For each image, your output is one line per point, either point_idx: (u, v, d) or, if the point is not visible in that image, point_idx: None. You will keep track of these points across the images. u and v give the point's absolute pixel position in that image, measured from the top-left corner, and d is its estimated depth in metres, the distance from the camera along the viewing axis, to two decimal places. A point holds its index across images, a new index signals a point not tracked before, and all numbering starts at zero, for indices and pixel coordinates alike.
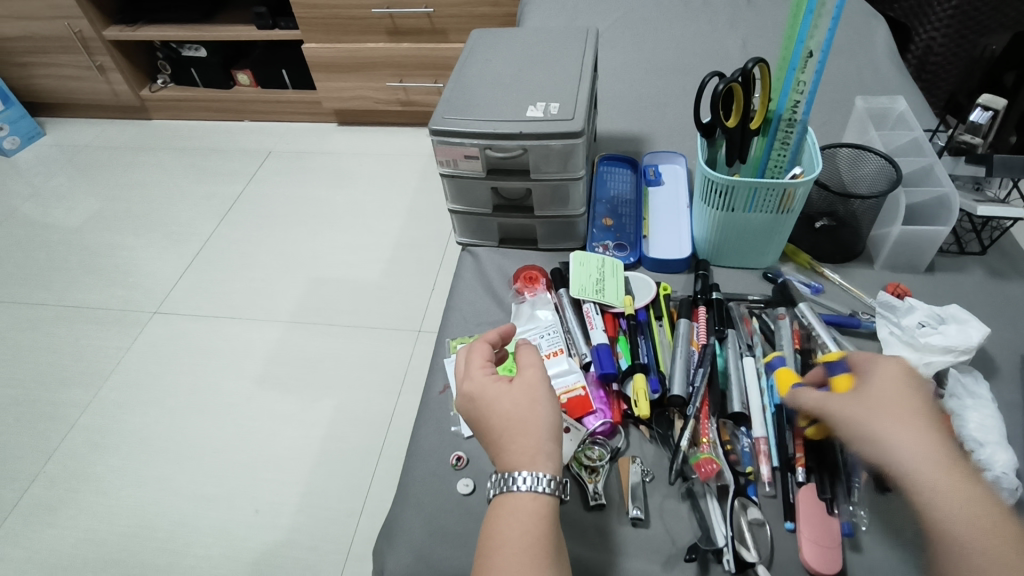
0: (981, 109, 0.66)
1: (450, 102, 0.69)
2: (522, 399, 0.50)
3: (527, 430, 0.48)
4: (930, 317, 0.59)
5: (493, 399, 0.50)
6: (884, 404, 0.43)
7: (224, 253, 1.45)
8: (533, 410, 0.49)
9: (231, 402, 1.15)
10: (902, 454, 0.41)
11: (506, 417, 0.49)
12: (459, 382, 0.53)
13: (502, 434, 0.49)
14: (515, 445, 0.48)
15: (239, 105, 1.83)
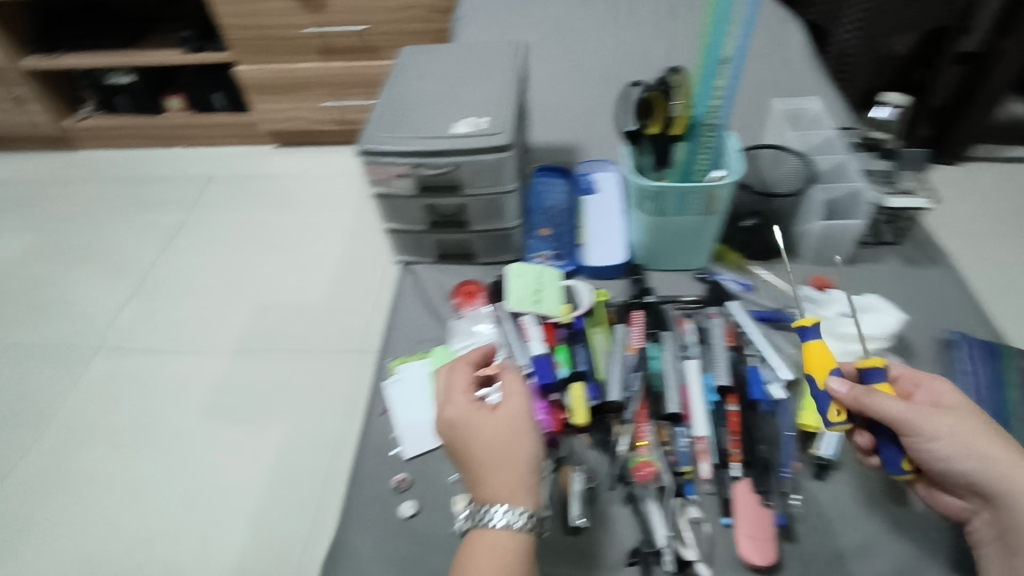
0: (885, 107, 0.72)
1: (379, 121, 0.68)
2: (506, 430, 0.50)
3: (508, 463, 0.49)
4: (851, 304, 0.62)
5: (475, 428, 0.51)
6: (973, 422, 0.48)
7: (161, 284, 1.39)
8: (515, 442, 0.50)
9: (172, 439, 1.10)
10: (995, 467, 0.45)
11: (488, 449, 0.50)
12: (442, 406, 0.53)
13: (482, 466, 0.49)
14: (496, 478, 0.49)
15: (170, 131, 1.77)
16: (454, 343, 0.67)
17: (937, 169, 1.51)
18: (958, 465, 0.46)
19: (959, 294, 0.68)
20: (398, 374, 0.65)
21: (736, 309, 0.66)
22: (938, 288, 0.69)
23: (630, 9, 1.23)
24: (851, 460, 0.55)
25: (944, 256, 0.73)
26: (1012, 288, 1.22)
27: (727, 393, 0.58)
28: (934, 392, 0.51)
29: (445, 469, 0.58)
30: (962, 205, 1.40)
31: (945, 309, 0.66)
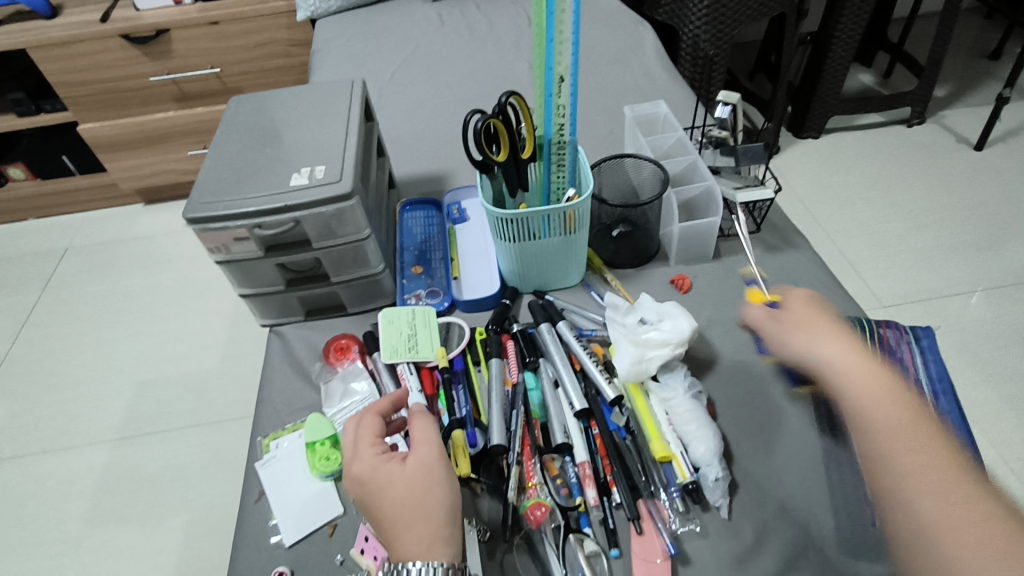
0: (722, 105, 0.73)
1: (206, 186, 0.63)
2: (420, 479, 0.46)
3: (422, 516, 0.44)
4: (654, 313, 0.62)
5: (385, 483, 0.46)
6: (830, 327, 0.49)
7: (25, 376, 1.25)
8: (428, 493, 0.45)
9: (54, 552, 0.99)
10: (831, 363, 0.47)
11: (401, 502, 0.45)
12: (349, 462, 0.48)
13: (394, 523, 0.45)
14: (410, 533, 0.44)
15: (18, 204, 1.61)
16: (329, 409, 0.63)
17: (802, 144, 1.60)
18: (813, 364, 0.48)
19: (819, 274, 0.71)
20: (270, 453, 0.60)
21: (564, 327, 0.64)
22: (799, 270, 0.71)
23: (488, 25, 1.22)
24: (741, 457, 0.55)
25: (802, 238, 0.76)
26: (880, 248, 1.31)
27: (589, 418, 0.57)
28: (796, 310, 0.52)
29: (330, 550, 0.53)
30: (827, 175, 1.50)
31: (807, 291, 0.69)
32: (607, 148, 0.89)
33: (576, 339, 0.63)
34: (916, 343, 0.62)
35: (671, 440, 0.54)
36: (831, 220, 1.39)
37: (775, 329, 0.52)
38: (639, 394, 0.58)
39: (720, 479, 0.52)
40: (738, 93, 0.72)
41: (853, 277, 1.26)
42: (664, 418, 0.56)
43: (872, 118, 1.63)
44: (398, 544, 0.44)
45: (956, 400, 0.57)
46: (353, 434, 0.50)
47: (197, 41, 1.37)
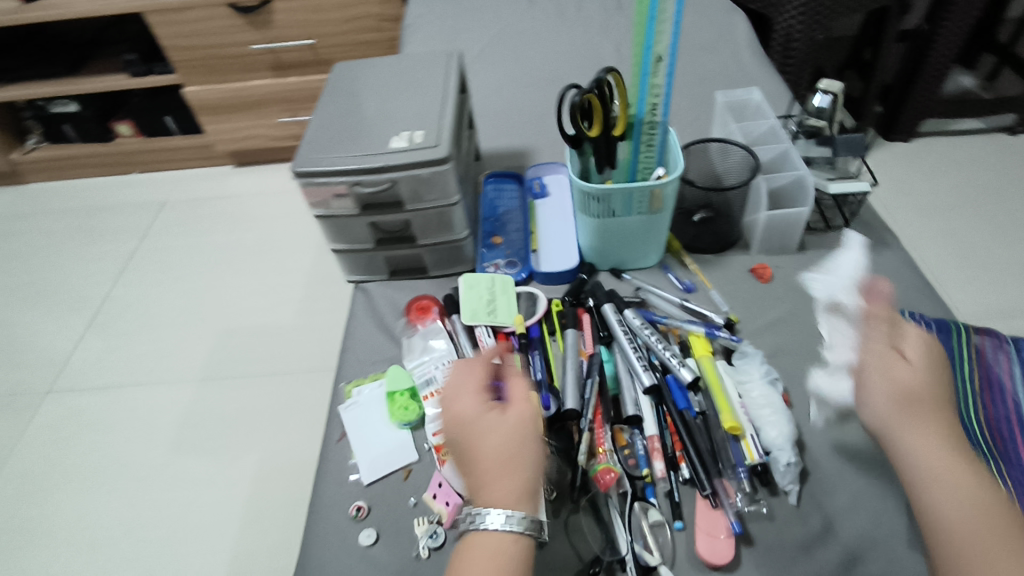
0: (822, 94, 0.72)
1: (314, 144, 0.67)
2: (519, 433, 0.48)
3: (514, 469, 0.46)
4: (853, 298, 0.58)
5: (486, 430, 0.48)
6: (926, 374, 0.44)
7: (122, 316, 1.36)
8: (523, 447, 0.47)
9: (139, 476, 1.07)
10: (910, 409, 0.43)
11: (494, 451, 0.47)
12: (455, 402, 0.50)
13: (484, 469, 0.47)
14: (499, 483, 0.46)
15: (125, 157, 1.73)
16: (408, 362, 0.65)
17: (891, 146, 1.53)
18: (873, 409, 0.44)
19: (910, 274, 0.69)
20: (353, 398, 0.64)
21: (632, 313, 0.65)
22: (889, 269, 0.69)
23: (578, 6, 1.22)
24: (815, 448, 0.55)
25: (893, 236, 0.73)
26: (969, 258, 1.23)
27: (660, 395, 0.58)
28: (907, 345, 0.47)
29: (404, 493, 0.56)
30: (917, 180, 1.43)
31: (897, 291, 0.67)
32: (693, 134, 0.89)
33: (641, 326, 0.64)
34: (1015, 354, 0.60)
35: (742, 415, 0.55)
36: (919, 227, 1.32)
37: (866, 358, 0.47)
38: (711, 370, 0.59)
39: (790, 465, 0.52)
40: (840, 82, 0.71)
41: (936, 287, 1.19)
42: (740, 398, 0.56)
43: (970, 123, 1.54)
44: (486, 489, 0.46)
45: None
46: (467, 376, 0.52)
47: (296, 12, 1.43)
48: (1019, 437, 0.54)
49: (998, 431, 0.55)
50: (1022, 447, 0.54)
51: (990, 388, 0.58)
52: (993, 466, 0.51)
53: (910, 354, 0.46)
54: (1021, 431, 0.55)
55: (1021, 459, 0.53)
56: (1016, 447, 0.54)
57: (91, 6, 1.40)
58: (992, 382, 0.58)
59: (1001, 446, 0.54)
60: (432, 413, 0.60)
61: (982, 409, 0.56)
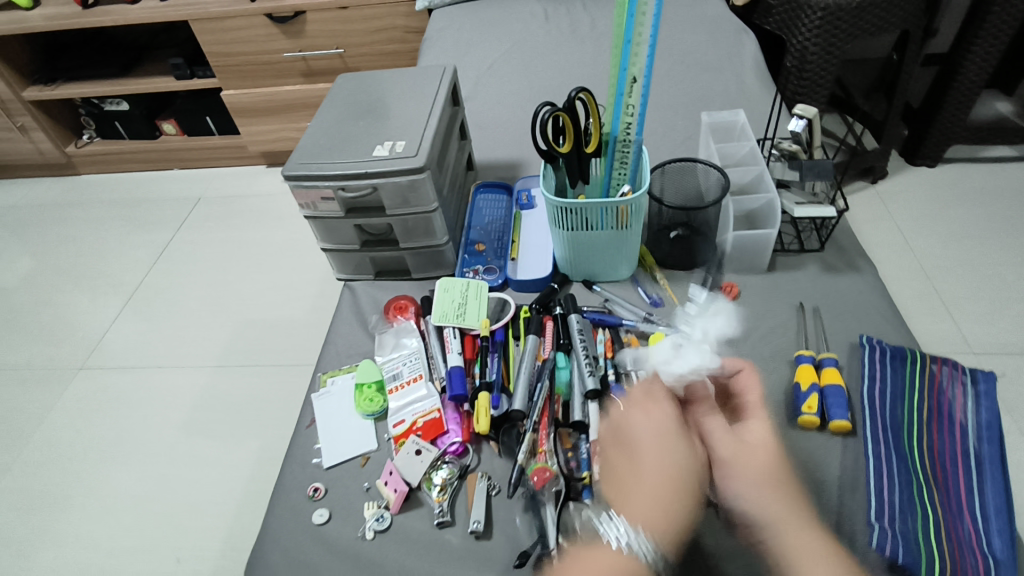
0: (797, 118, 0.72)
1: (306, 149, 0.72)
2: (674, 464, 0.46)
3: (672, 489, 0.45)
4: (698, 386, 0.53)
5: (651, 448, 0.47)
6: (774, 458, 0.47)
7: (152, 302, 1.45)
8: (683, 476, 0.45)
9: (152, 452, 1.15)
10: (772, 493, 0.45)
11: (658, 470, 0.46)
12: (630, 420, 0.50)
13: (639, 482, 0.45)
14: (650, 497, 0.44)
15: (167, 154, 1.85)
16: (380, 357, 0.70)
17: (913, 171, 1.49)
18: (745, 497, 0.45)
19: (877, 299, 0.69)
20: (327, 387, 0.69)
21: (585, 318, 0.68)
22: (856, 293, 0.70)
23: (590, 24, 1.26)
24: None
25: (867, 262, 0.74)
26: (985, 290, 1.21)
27: (606, 400, 0.61)
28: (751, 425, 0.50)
29: (359, 478, 0.60)
30: (937, 206, 1.40)
31: (859, 315, 0.68)
32: (682, 153, 0.91)
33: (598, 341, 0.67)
34: (972, 387, 0.59)
35: None
36: (934, 254, 1.29)
37: (713, 446, 0.49)
38: None
39: None
40: (815, 107, 0.72)
41: (943, 317, 1.17)
42: None
43: (999, 150, 1.50)
44: (629, 502, 0.44)
45: (1000, 451, 0.55)
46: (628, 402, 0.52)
47: (327, 23, 1.50)
48: (961, 469, 0.55)
49: (940, 461, 0.55)
50: (963, 481, 0.54)
51: (939, 418, 0.58)
52: (926, 495, 0.52)
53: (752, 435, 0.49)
54: (963, 463, 0.55)
55: (959, 490, 0.53)
56: (957, 479, 0.54)
57: (142, 13, 1.51)
58: (942, 412, 0.58)
59: (941, 477, 0.54)
60: (395, 406, 0.64)
61: (927, 437, 0.57)
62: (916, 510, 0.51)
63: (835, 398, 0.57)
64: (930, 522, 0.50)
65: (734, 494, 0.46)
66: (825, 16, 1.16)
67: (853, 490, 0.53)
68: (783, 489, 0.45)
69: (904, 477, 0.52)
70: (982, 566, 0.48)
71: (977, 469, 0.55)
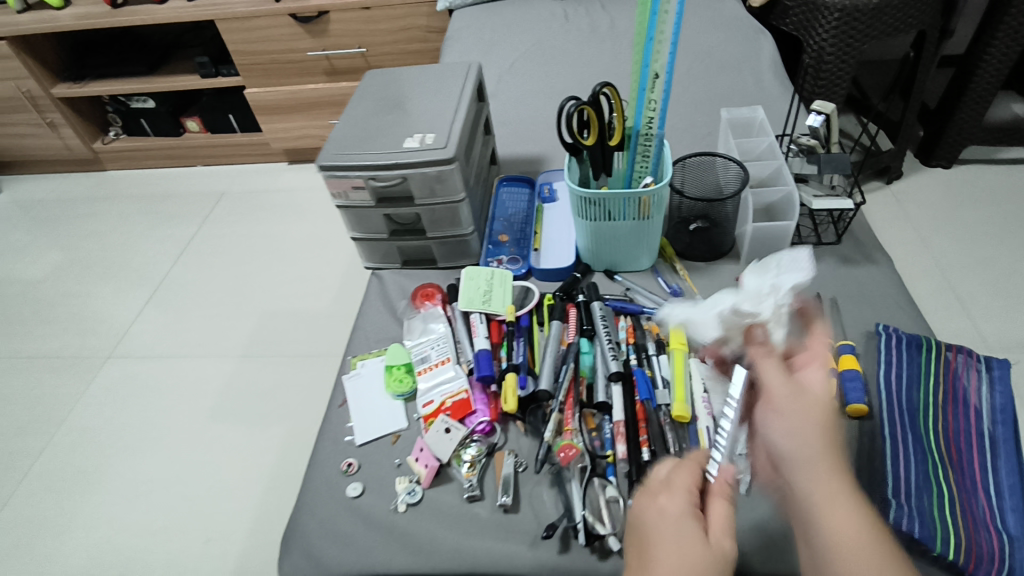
0: (816, 114, 0.75)
1: (339, 141, 0.75)
2: (701, 548, 0.39)
3: (686, 574, 0.38)
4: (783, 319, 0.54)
5: (669, 527, 0.41)
6: (827, 425, 0.41)
7: (178, 294, 1.49)
8: (703, 563, 0.38)
9: (179, 437, 1.18)
10: (813, 453, 0.40)
11: (675, 550, 0.39)
12: (650, 500, 0.43)
13: (653, 557, 0.39)
14: (665, 572, 0.38)
15: (191, 151, 1.89)
16: (408, 341, 0.72)
17: (929, 172, 1.50)
18: (787, 439, 0.41)
19: (893, 290, 0.71)
20: (357, 369, 0.71)
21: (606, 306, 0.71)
22: (873, 284, 0.72)
23: (610, 24, 1.28)
24: None
25: (884, 254, 0.76)
26: (1000, 289, 1.22)
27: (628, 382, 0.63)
28: (809, 376, 0.46)
29: (390, 454, 0.63)
30: (952, 206, 1.41)
31: (876, 305, 0.69)
32: (701, 149, 0.93)
33: (620, 329, 0.70)
34: (987, 373, 0.61)
35: (700, 409, 0.60)
36: (949, 253, 1.30)
37: (768, 387, 0.45)
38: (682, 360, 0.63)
39: None
40: (833, 103, 0.74)
41: (959, 315, 1.19)
42: (705, 392, 0.61)
43: (1015, 151, 1.51)
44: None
45: (1014, 433, 0.57)
46: (665, 471, 0.46)
47: (351, 23, 1.54)
48: (975, 450, 0.56)
49: (955, 443, 0.57)
50: (977, 461, 0.56)
51: (954, 402, 0.60)
52: (941, 475, 0.53)
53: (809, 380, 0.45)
54: (977, 444, 0.57)
55: (974, 470, 0.55)
56: (971, 460, 0.56)
57: (171, 13, 1.55)
58: (957, 396, 0.60)
59: (955, 457, 0.56)
60: (424, 387, 0.67)
61: (943, 419, 0.58)
62: (931, 488, 0.52)
63: (851, 382, 0.59)
64: (944, 500, 0.52)
65: (779, 459, 0.41)
66: (842, 17, 1.17)
67: (871, 469, 0.54)
68: (832, 444, 0.40)
69: (920, 458, 0.54)
70: (996, 540, 0.50)
71: (991, 449, 0.56)
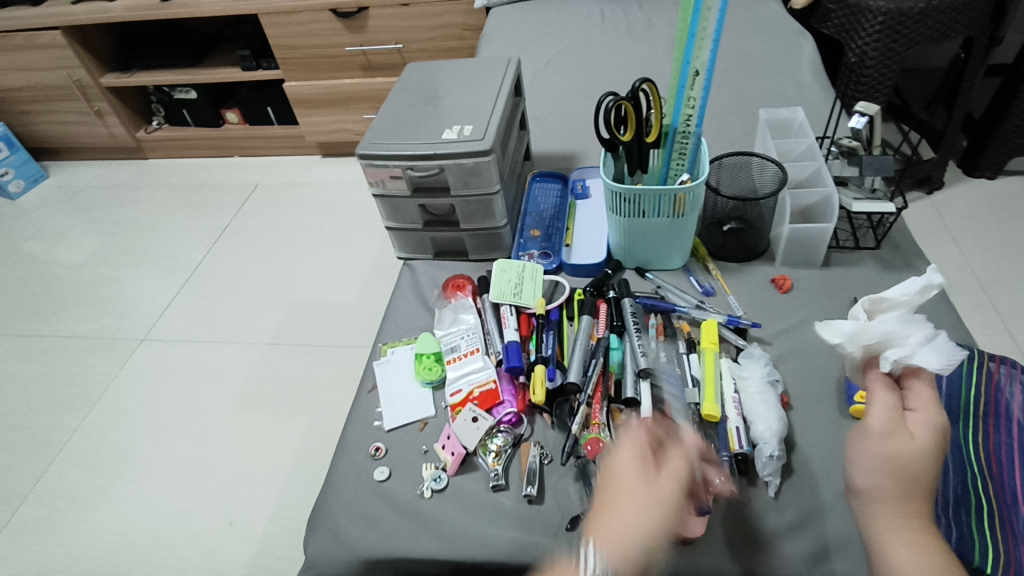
0: (858, 115, 0.73)
1: (378, 130, 0.76)
2: (645, 488, 0.44)
3: (629, 512, 0.43)
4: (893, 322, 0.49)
5: (620, 472, 0.45)
6: (928, 441, 0.45)
7: (211, 281, 1.53)
8: (646, 506, 0.43)
9: (208, 420, 1.21)
10: (899, 476, 0.44)
11: (622, 495, 0.44)
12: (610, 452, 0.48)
13: (605, 504, 0.44)
14: (608, 517, 0.43)
15: (229, 142, 1.93)
16: (439, 330, 0.73)
17: (972, 183, 1.46)
18: (864, 474, 0.45)
19: (934, 298, 0.69)
20: (388, 356, 0.72)
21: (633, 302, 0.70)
22: None
23: (647, 24, 1.27)
24: (811, 448, 0.57)
25: (925, 261, 0.74)
26: None
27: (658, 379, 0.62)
28: (912, 415, 0.47)
29: (418, 441, 0.63)
30: (996, 219, 1.37)
31: (915, 313, 0.68)
32: (737, 150, 0.92)
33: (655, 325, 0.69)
34: None
35: (730, 408, 0.58)
36: (990, 268, 1.26)
37: (870, 414, 0.47)
38: (712, 360, 0.62)
39: (774, 457, 0.55)
40: (876, 105, 0.72)
41: (999, 332, 1.15)
42: (735, 393, 0.60)
43: None
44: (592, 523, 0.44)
45: None
46: (675, 485, 0.44)
47: (389, 19, 1.56)
48: (1018, 462, 0.54)
49: (995, 455, 0.54)
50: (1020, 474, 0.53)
51: (996, 413, 0.57)
52: (980, 486, 0.52)
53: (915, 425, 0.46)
54: (1020, 456, 0.54)
55: (1015, 482, 0.53)
56: (1014, 473, 0.53)
57: (216, 7, 1.59)
58: (998, 408, 0.57)
59: (995, 470, 0.53)
60: (452, 376, 0.67)
61: (982, 431, 0.56)
62: (970, 499, 0.51)
63: None
64: (984, 512, 0.50)
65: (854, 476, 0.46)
66: (887, 20, 1.15)
67: None
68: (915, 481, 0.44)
69: (957, 469, 0.53)
70: None
71: None
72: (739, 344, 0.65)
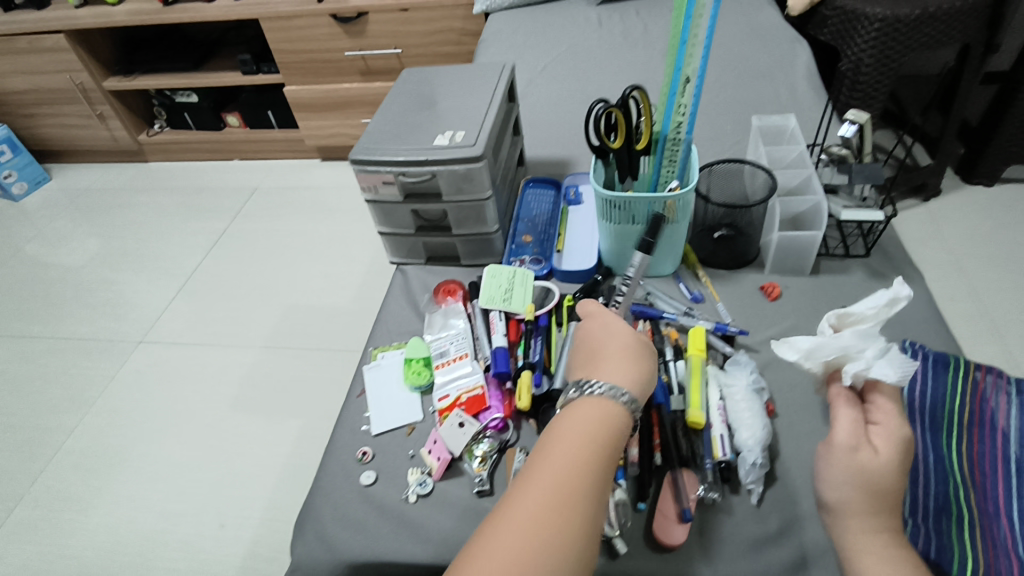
0: (849, 123, 0.73)
1: (371, 136, 0.77)
2: (631, 341, 0.56)
3: (625, 356, 0.54)
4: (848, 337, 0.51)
5: (605, 338, 0.57)
6: (894, 455, 0.47)
7: (209, 284, 1.53)
8: (637, 351, 0.55)
9: (203, 423, 1.22)
10: (867, 490, 0.46)
11: (615, 345, 0.55)
12: (589, 331, 0.59)
13: (600, 359, 0.54)
14: (610, 365, 0.53)
15: (230, 146, 1.95)
16: (428, 335, 0.73)
17: (969, 190, 1.46)
18: (832, 489, 0.47)
19: (922, 307, 0.69)
20: (378, 360, 0.72)
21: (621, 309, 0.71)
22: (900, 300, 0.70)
23: (643, 30, 1.28)
24: (795, 457, 0.57)
25: (913, 269, 0.74)
26: None
27: None
28: (876, 428, 0.48)
29: (405, 445, 0.64)
30: (992, 227, 1.36)
31: (902, 321, 0.68)
32: (729, 157, 0.92)
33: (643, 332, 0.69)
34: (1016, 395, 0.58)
35: (715, 416, 0.59)
36: (985, 276, 1.26)
37: (834, 430, 0.49)
38: (698, 367, 0.62)
39: (756, 464, 0.55)
40: (866, 113, 0.73)
41: (993, 340, 1.15)
42: (720, 400, 0.60)
43: None
44: (593, 372, 0.53)
45: None
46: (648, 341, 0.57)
47: (388, 24, 1.56)
48: (1001, 474, 0.54)
49: (978, 466, 0.55)
50: (1003, 486, 0.53)
51: (980, 423, 0.57)
52: (963, 496, 0.52)
53: (879, 440, 0.47)
54: (1003, 468, 0.54)
55: (998, 494, 0.53)
56: (996, 484, 0.54)
57: (217, 11, 1.60)
58: (983, 418, 0.57)
59: (978, 481, 0.54)
60: (440, 381, 0.68)
61: (965, 441, 0.56)
62: (951, 508, 0.51)
63: None
64: (965, 523, 0.50)
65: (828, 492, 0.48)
66: (882, 27, 1.15)
67: None
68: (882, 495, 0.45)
69: (941, 478, 0.53)
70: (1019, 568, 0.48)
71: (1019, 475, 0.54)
72: (725, 351, 0.66)
